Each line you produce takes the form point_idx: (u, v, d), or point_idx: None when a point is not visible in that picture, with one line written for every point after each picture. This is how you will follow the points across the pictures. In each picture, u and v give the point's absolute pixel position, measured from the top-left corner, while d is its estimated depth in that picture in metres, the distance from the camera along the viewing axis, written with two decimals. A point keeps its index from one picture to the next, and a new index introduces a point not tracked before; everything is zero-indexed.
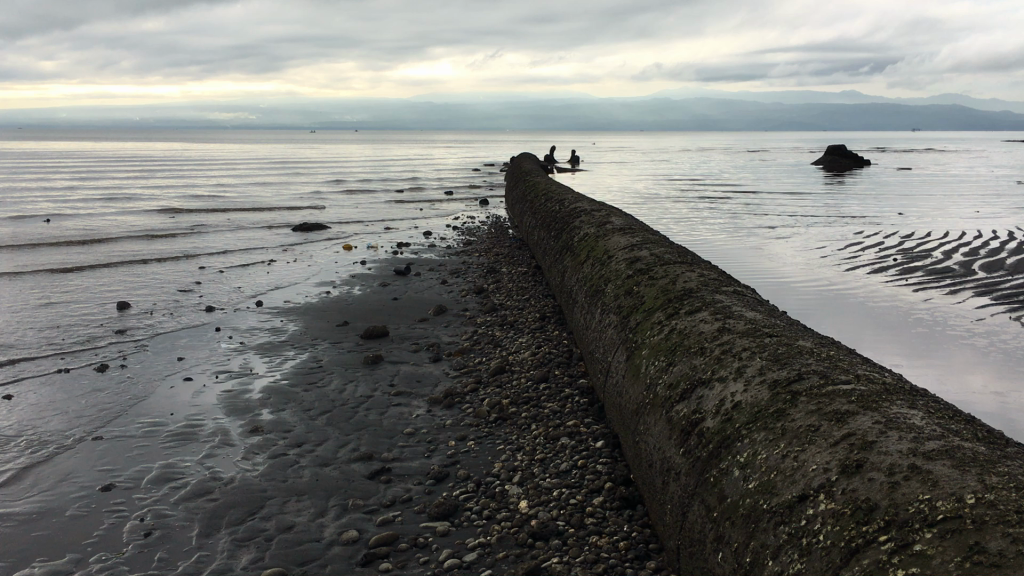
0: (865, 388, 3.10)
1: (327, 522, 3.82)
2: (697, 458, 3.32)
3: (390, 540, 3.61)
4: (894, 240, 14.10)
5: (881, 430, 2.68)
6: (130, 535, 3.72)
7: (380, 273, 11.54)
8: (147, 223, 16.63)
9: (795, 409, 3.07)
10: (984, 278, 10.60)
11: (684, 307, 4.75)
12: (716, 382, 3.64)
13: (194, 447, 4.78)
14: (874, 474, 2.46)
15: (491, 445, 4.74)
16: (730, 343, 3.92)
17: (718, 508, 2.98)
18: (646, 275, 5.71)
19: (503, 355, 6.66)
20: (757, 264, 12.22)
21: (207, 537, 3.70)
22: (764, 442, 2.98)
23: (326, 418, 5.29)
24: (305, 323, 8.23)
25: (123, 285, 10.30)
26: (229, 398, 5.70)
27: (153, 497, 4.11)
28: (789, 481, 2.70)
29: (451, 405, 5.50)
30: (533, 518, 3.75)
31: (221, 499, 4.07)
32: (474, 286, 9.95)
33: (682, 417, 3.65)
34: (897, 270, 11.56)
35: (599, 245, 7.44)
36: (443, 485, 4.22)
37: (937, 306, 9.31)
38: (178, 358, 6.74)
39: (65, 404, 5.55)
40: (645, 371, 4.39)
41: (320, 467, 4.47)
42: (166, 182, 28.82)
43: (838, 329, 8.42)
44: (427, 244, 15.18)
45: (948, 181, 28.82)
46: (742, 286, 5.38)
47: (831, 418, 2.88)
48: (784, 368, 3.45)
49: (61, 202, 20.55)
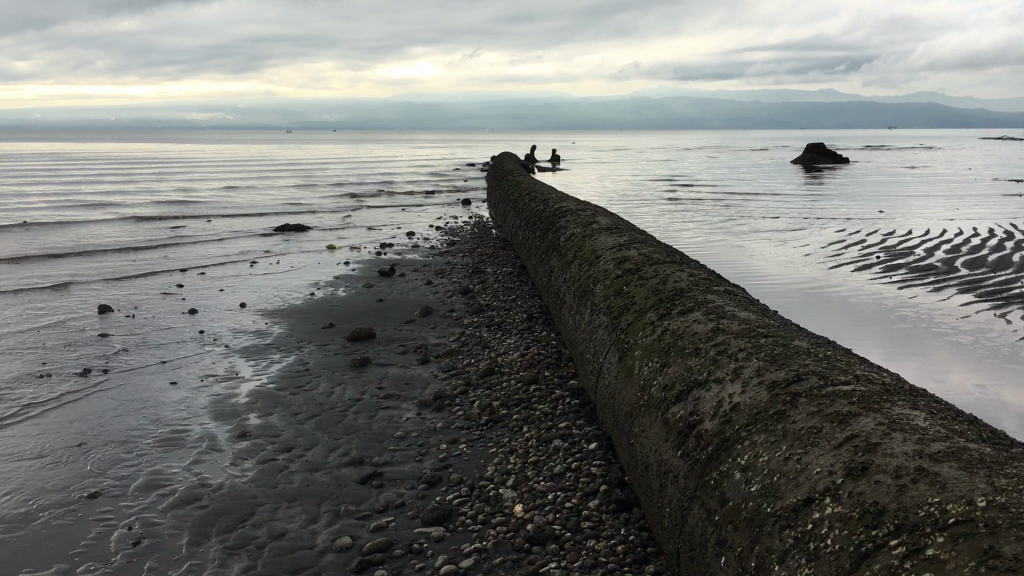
0: (865, 389, 3.08)
1: (319, 529, 3.75)
2: (696, 461, 3.28)
3: (385, 547, 3.54)
4: (875, 238, 14.19)
5: (885, 431, 2.66)
6: (118, 543, 3.64)
7: (365, 274, 11.46)
8: (126, 230, 16.45)
9: (796, 410, 3.05)
10: (966, 275, 10.70)
11: (677, 307, 4.73)
12: (713, 383, 3.61)
13: (180, 452, 4.70)
14: (881, 477, 2.43)
15: (483, 448, 4.68)
16: (726, 344, 3.90)
17: (720, 511, 2.94)
18: (636, 276, 5.68)
19: (492, 357, 6.61)
20: (742, 262, 12.27)
21: (198, 545, 3.62)
22: (765, 444, 2.95)
23: (314, 422, 5.21)
24: (290, 325, 8.15)
25: (104, 290, 10.15)
26: (215, 402, 5.62)
27: (141, 504, 4.02)
28: (793, 484, 2.67)
29: (441, 407, 5.44)
30: (529, 522, 3.71)
31: (211, 506, 3.99)
32: (460, 287, 9.90)
33: (679, 418, 3.62)
34: (881, 268, 11.62)
35: (586, 245, 7.41)
36: (436, 489, 4.16)
37: (922, 303, 9.37)
38: (162, 363, 6.62)
39: (48, 410, 5.45)
40: (638, 372, 4.35)
41: (310, 472, 4.40)
42: (145, 185, 28.59)
43: (821, 326, 8.47)
44: (410, 244, 15.11)
45: (924, 178, 29.15)
46: (732, 286, 5.36)
47: (833, 420, 2.85)
48: (782, 369, 3.42)
49: (38, 207, 20.36)
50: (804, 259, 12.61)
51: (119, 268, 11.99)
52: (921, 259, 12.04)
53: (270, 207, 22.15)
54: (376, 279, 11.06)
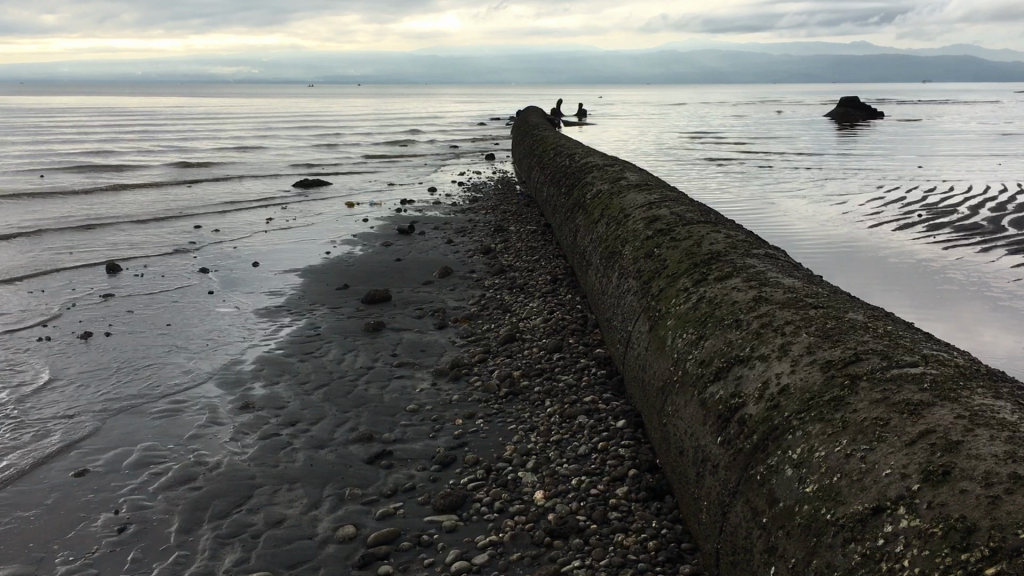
0: (938, 373, 2.66)
1: (320, 516, 3.44)
2: (739, 451, 2.91)
3: (391, 538, 3.22)
4: (917, 196, 13.56)
5: (966, 427, 2.26)
6: (102, 530, 3.35)
7: (383, 232, 11.11)
8: (144, 193, 16.26)
9: (856, 397, 2.65)
10: (1015, 235, 10.13)
11: (713, 273, 4.30)
12: (756, 360, 3.21)
13: (177, 426, 4.41)
14: (966, 485, 2.03)
15: (502, 425, 4.34)
16: (771, 315, 3.49)
17: (769, 514, 2.58)
18: (668, 237, 5.25)
19: (513, 322, 6.23)
20: (777, 221, 11.77)
21: (187, 533, 3.32)
22: (821, 436, 2.57)
23: (321, 393, 4.89)
24: (303, 286, 7.85)
25: (115, 255, 9.91)
26: (220, 369, 5.33)
27: (131, 485, 3.74)
28: (857, 487, 2.29)
29: (457, 377, 5.10)
30: (551, 511, 3.37)
31: (205, 487, 3.69)
32: (482, 246, 9.51)
33: (717, 400, 3.23)
34: (924, 227, 11.06)
35: (614, 202, 6.96)
36: (450, 471, 3.83)
37: (970, 264, 8.88)
38: (166, 326, 6.36)
39: (44, 378, 5.20)
40: (671, 344, 3.96)
41: (314, 450, 4.09)
42: (167, 143, 28.43)
43: (857, 286, 8.07)
44: (432, 201, 14.73)
45: (965, 135, 28.08)
46: (773, 249, 4.91)
47: (902, 410, 2.46)
48: (837, 347, 3.02)
49: (60, 168, 20.23)
50: (841, 217, 12.05)
51: (133, 233, 11.74)
52: (966, 217, 11.45)
53: (291, 165, 21.83)
54: (394, 237, 10.70)
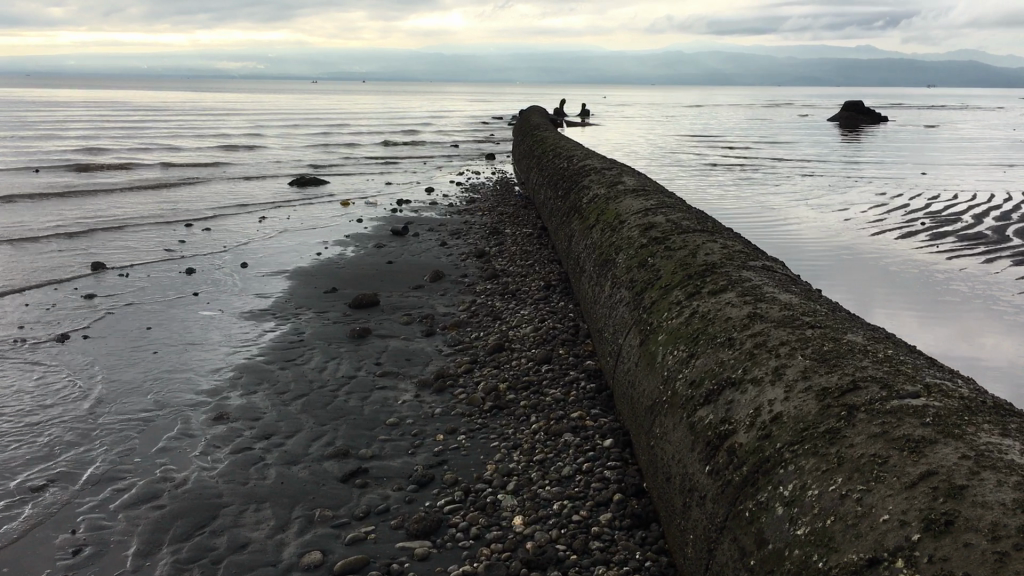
0: (942, 406, 2.48)
1: (287, 540, 3.26)
2: (728, 483, 2.74)
3: (359, 566, 3.05)
4: (920, 204, 13.38)
5: (971, 470, 2.07)
6: (57, 552, 3.19)
7: (377, 233, 10.94)
8: (137, 194, 16.06)
9: (853, 430, 2.47)
10: (1020, 245, 9.95)
11: (707, 286, 4.12)
12: (748, 384, 3.03)
13: (146, 438, 4.24)
14: (971, 538, 1.85)
15: (484, 441, 4.16)
16: (765, 335, 3.30)
17: (757, 555, 2.41)
18: (662, 246, 5.07)
19: (503, 330, 6.05)
20: (778, 228, 11.58)
21: (145, 557, 3.15)
22: (815, 472, 2.40)
23: (299, 404, 4.72)
24: (291, 289, 7.66)
25: (102, 258, 9.73)
26: (197, 377, 5.16)
27: (91, 503, 3.57)
28: (851, 534, 2.12)
29: (442, 389, 4.92)
30: (529, 540, 3.19)
31: (169, 506, 3.51)
32: (476, 249, 9.32)
33: (707, 426, 3.06)
34: (927, 236, 10.88)
35: (609, 208, 6.78)
36: (427, 492, 3.66)
37: (973, 274, 8.70)
38: (146, 330, 6.19)
39: (15, 384, 5.04)
40: (661, 361, 3.79)
41: (287, 466, 3.91)
42: (165, 139, 28.22)
43: (855, 294, 7.91)
44: (429, 202, 14.54)
45: (970, 142, 27.88)
46: (771, 261, 4.72)
47: (902, 447, 2.27)
48: (833, 372, 2.83)
49: (55, 167, 20.02)
50: (842, 224, 11.87)
51: (124, 235, 11.56)
52: (969, 226, 11.28)
53: (289, 164, 21.60)
54: (388, 238, 10.53)
